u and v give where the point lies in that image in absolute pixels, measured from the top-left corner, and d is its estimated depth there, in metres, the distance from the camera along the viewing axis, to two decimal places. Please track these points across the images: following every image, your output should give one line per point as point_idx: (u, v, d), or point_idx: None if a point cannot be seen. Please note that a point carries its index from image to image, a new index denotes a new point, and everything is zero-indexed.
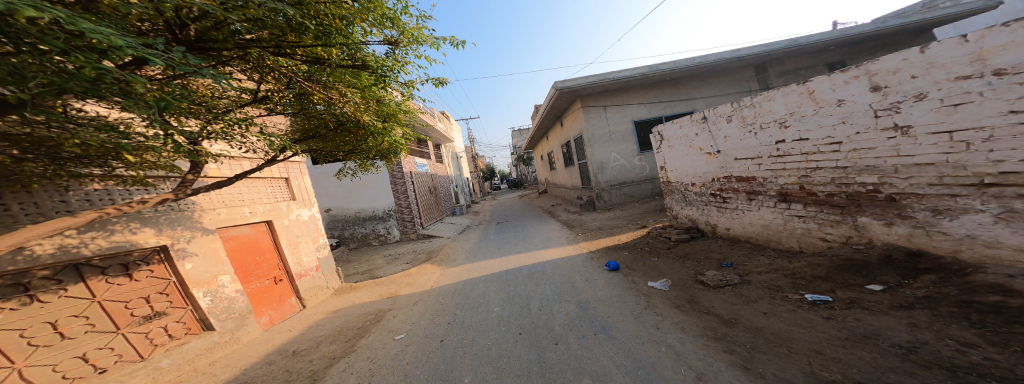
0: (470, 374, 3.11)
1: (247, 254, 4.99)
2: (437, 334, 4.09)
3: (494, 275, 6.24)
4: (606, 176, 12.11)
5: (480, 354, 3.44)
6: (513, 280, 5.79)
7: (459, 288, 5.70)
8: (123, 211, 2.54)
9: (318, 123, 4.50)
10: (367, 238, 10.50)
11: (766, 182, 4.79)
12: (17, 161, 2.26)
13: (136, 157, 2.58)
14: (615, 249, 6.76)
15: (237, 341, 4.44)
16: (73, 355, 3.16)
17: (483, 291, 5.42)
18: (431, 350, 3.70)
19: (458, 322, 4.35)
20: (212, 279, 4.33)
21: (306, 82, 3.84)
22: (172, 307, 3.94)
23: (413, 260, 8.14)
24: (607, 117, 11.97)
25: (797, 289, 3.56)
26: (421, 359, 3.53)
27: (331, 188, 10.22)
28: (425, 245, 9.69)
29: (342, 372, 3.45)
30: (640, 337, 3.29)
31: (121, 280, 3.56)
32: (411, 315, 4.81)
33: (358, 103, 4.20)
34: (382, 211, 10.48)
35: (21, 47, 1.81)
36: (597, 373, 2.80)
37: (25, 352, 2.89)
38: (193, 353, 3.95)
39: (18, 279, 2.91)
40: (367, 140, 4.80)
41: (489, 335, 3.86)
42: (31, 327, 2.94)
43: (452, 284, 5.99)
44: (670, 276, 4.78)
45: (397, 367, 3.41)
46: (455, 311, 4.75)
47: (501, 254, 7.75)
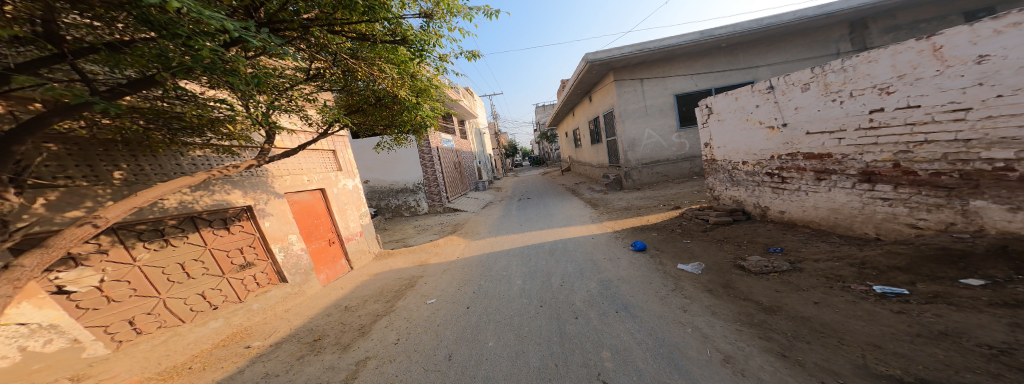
0: (494, 338, 3.54)
1: (308, 217, 5.71)
2: (463, 302, 4.58)
3: (517, 250, 6.66)
4: (637, 153, 11.87)
5: (503, 322, 3.86)
6: (537, 254, 6.24)
7: (483, 261, 6.17)
8: (223, 174, 3.15)
9: (359, 99, 5.08)
10: (400, 209, 11.27)
11: (844, 160, 4.36)
12: (145, 130, 2.98)
13: (228, 126, 3.36)
14: (643, 229, 6.86)
15: (303, 293, 5.20)
16: (195, 292, 4.00)
17: (506, 265, 5.84)
18: (460, 315, 4.18)
19: (483, 291, 4.83)
20: (283, 236, 5.10)
21: (352, 60, 4.32)
22: (259, 259, 4.76)
23: (441, 231, 8.79)
24: (644, 91, 11.54)
25: (863, 279, 3.37)
26: (450, 322, 4.03)
27: (368, 161, 10.93)
28: (452, 218, 10.34)
29: (385, 328, 4.05)
30: (664, 318, 3.46)
31: (222, 232, 4.35)
32: (441, 282, 5.36)
33: (395, 78, 4.65)
34: (413, 184, 11.12)
35: (162, 32, 2.38)
36: (617, 347, 3.07)
37: (166, 285, 3.75)
38: (274, 300, 4.77)
39: (156, 226, 3.69)
40: (401, 114, 5.28)
41: (512, 306, 4.27)
42: (168, 266, 3.78)
43: (478, 255, 6.49)
44: (705, 260, 4.85)
45: (430, 327, 3.95)
46: (480, 282, 5.20)
47: (524, 229, 8.12)
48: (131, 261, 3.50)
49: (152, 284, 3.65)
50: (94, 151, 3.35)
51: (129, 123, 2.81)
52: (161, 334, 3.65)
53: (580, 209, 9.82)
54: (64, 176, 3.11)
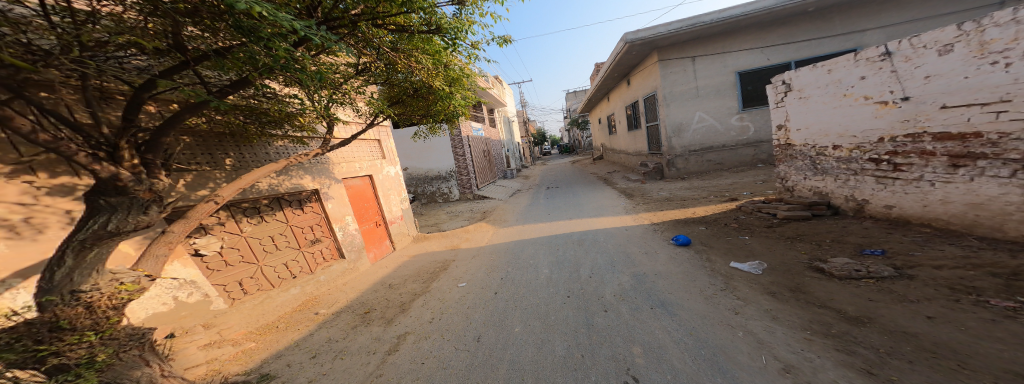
0: (520, 324, 3.61)
1: (359, 201, 6.27)
2: (492, 287, 4.73)
3: (544, 239, 6.65)
4: (684, 139, 11.05)
5: (529, 309, 3.92)
6: (562, 243, 6.19)
7: (511, 248, 6.29)
8: (298, 161, 3.61)
9: (399, 91, 5.36)
10: (434, 196, 11.78)
11: (1012, 140, 3.16)
12: (242, 122, 3.75)
13: (300, 120, 4.08)
14: (686, 223, 6.35)
15: (355, 269, 5.80)
16: (281, 262, 4.71)
17: (533, 253, 5.91)
18: (488, 300, 4.34)
19: (510, 278, 4.94)
20: (341, 217, 5.70)
21: (393, 53, 4.47)
22: (324, 236, 5.41)
23: (471, 217, 9.08)
24: (696, 70, 10.55)
25: (1007, 294, 2.60)
26: (479, 306, 4.20)
27: (406, 149, 11.52)
28: (481, 205, 10.59)
29: (421, 307, 4.35)
30: (708, 318, 3.14)
31: (298, 211, 5.02)
32: (471, 267, 5.58)
33: (430, 69, 4.77)
34: (445, 172, 11.56)
35: (250, 37, 2.80)
36: (650, 344, 2.89)
37: (262, 254, 4.48)
38: (335, 273, 5.41)
39: (253, 204, 4.40)
40: (436, 105, 5.51)
41: (539, 294, 4.31)
42: (262, 238, 4.51)
43: (506, 242, 6.63)
44: (766, 259, 4.21)
45: (460, 309, 4.16)
46: (508, 268, 5.34)
47: (553, 218, 8.06)
48: (239, 232, 4.24)
49: (252, 252, 4.38)
50: (214, 143, 4.03)
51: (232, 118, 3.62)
52: (259, 295, 4.37)
53: (611, 199, 9.46)
54: (195, 163, 3.78)
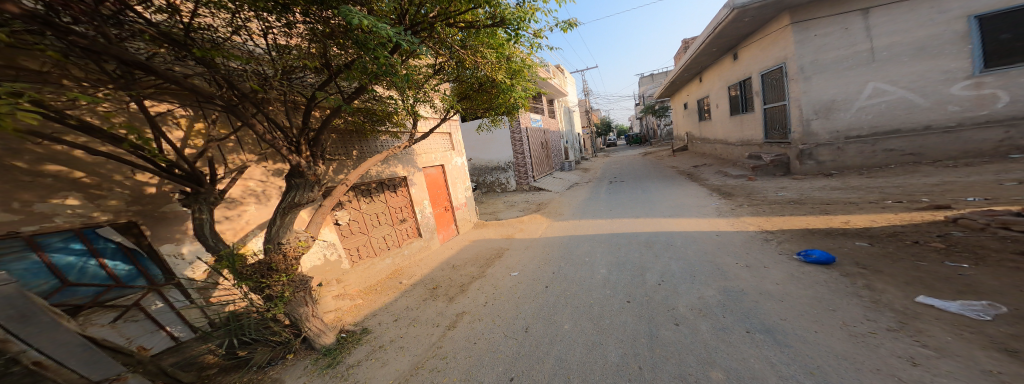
0: (570, 322, 3.40)
1: (433, 188, 7.12)
2: (542, 280, 4.67)
3: (603, 237, 6.20)
4: (836, 122, 8.08)
5: (581, 308, 3.68)
6: (615, 245, 5.72)
7: (565, 243, 6.14)
8: (403, 147, 4.01)
9: (466, 87, 5.47)
10: (493, 186, 12.39)
11: None
12: (353, 122, 4.36)
13: (395, 117, 4.54)
14: (813, 235, 4.65)
15: (426, 248, 6.62)
16: (383, 234, 5.64)
17: (587, 250, 5.63)
18: (537, 293, 4.27)
19: (561, 273, 4.78)
20: (419, 201, 6.58)
21: (462, 51, 4.30)
22: (408, 217, 6.30)
23: (526, 208, 9.23)
24: (871, 26, 7.51)
25: None
26: (528, 297, 4.17)
27: (471, 141, 12.27)
28: (536, 196, 10.67)
29: (476, 290, 4.57)
30: (852, 360, 2.17)
31: (393, 192, 6.01)
32: (522, 258, 5.75)
33: (493, 62, 4.52)
34: (504, 162, 11.98)
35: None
36: (743, 373, 2.24)
37: (370, 226, 5.46)
38: (413, 249, 6.26)
39: (364, 183, 5.39)
40: (498, 97, 5.50)
41: (591, 293, 4.04)
42: (372, 213, 5.49)
43: (560, 237, 6.50)
44: (1013, 302, 2.47)
45: (509, 297, 4.23)
46: (561, 264, 5.19)
47: (614, 215, 7.45)
48: (358, 207, 5.23)
49: (366, 224, 5.34)
50: (351, 138, 4.83)
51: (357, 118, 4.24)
52: (366, 261, 5.25)
53: (685, 199, 8.07)
54: (340, 154, 4.63)
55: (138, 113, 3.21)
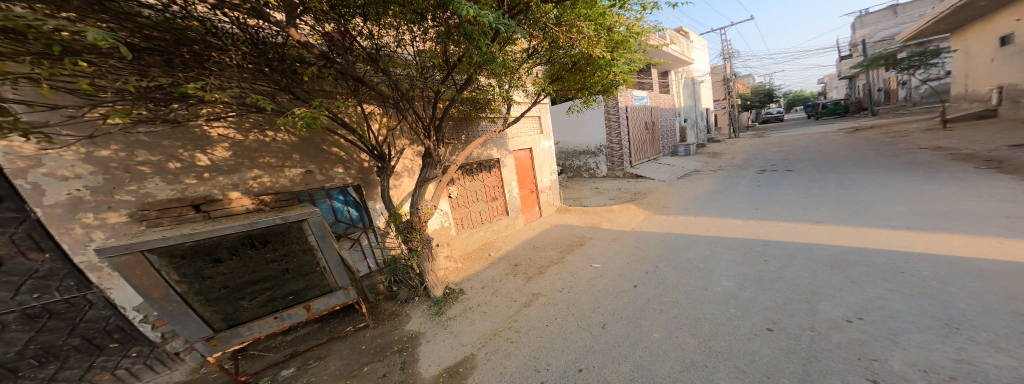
0: (662, 332, 2.30)
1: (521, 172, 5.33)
2: (632, 277, 3.27)
3: (732, 240, 3.95)
4: None
5: (681, 319, 2.41)
6: (758, 254, 3.40)
7: (668, 240, 4.25)
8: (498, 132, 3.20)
9: (558, 67, 4.06)
10: (579, 171, 10.31)
11: None
12: (463, 113, 3.70)
13: (494, 107, 3.66)
14: None
15: (511, 227, 5.10)
16: (471, 213, 4.45)
17: (701, 251, 3.73)
18: (625, 288, 3.05)
19: (658, 274, 3.27)
20: (506, 181, 4.96)
21: (555, 29, 3.20)
22: (495, 196, 4.85)
23: (618, 197, 7.19)
24: None
25: None
26: (611, 293, 3.00)
27: (557, 124, 10.38)
28: (633, 185, 8.35)
29: (554, 276, 3.44)
30: None
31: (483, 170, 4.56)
32: (610, 249, 4.17)
33: (592, 37, 3.33)
34: (594, 146, 9.78)
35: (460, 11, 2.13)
36: None
37: (456, 207, 4.23)
38: (496, 229, 4.83)
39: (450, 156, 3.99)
40: (595, 76, 4.04)
41: (701, 299, 2.68)
42: (460, 191, 4.26)
43: (663, 234, 4.55)
44: None
45: (590, 291, 3.08)
46: (659, 263, 3.55)
47: (753, 212, 5.02)
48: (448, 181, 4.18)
49: (455, 205, 4.19)
50: (463, 128, 4.11)
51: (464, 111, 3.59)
52: (458, 236, 4.22)
53: (935, 198, 4.23)
54: (452, 140, 3.92)
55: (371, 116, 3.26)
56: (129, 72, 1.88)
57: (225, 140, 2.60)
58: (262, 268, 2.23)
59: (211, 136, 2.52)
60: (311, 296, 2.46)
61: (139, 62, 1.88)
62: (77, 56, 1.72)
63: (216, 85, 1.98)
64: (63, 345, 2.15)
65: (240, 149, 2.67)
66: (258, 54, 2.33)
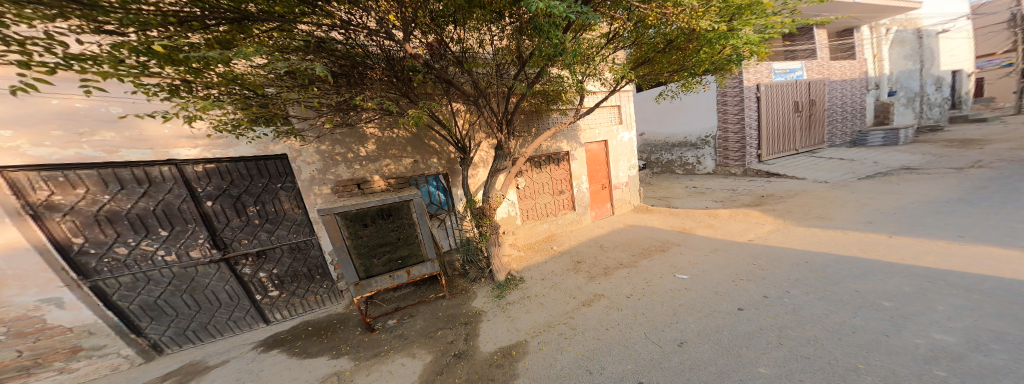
0: (763, 368, 1.85)
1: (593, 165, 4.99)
2: (725, 294, 2.72)
3: (897, 264, 2.79)
4: None
5: (791, 359, 1.89)
6: (973, 299, 2.19)
7: (787, 255, 3.31)
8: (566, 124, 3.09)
9: (647, 47, 3.58)
10: (672, 165, 8.97)
11: None
12: (534, 106, 3.71)
13: (564, 99, 3.56)
14: None
15: (577, 222, 4.90)
16: (536, 205, 4.46)
17: (839, 275, 2.76)
18: (716, 306, 2.56)
19: (765, 295, 2.61)
20: (575, 175, 4.75)
21: (643, 5, 2.79)
22: (563, 190, 4.72)
23: (725, 199, 5.88)
24: None
25: None
26: (694, 309, 2.57)
27: (647, 112, 9.13)
28: (749, 185, 6.74)
29: (622, 279, 3.18)
30: None
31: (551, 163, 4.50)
32: (706, 260, 3.45)
33: (695, 7, 2.76)
34: (697, 137, 8.25)
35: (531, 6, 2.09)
36: None
37: (522, 199, 4.30)
38: (561, 223, 4.71)
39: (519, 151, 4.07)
40: (697, 53, 3.37)
41: (830, 338, 2.02)
42: (525, 183, 4.30)
43: (786, 248, 3.50)
44: None
45: (664, 302, 2.71)
46: (767, 282, 2.82)
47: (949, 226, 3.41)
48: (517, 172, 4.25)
49: (521, 196, 4.29)
50: (534, 120, 4.10)
51: (535, 102, 3.60)
52: (521, 227, 4.30)
53: None
54: (522, 133, 3.99)
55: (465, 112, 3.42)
56: (332, 92, 2.49)
57: (386, 135, 3.15)
58: (386, 235, 2.34)
59: (376, 134, 3.11)
60: (411, 262, 2.45)
61: (336, 84, 2.48)
62: (312, 83, 2.40)
63: (373, 97, 2.49)
64: (302, 271, 3.05)
65: (392, 141, 3.17)
66: (394, 69, 2.67)
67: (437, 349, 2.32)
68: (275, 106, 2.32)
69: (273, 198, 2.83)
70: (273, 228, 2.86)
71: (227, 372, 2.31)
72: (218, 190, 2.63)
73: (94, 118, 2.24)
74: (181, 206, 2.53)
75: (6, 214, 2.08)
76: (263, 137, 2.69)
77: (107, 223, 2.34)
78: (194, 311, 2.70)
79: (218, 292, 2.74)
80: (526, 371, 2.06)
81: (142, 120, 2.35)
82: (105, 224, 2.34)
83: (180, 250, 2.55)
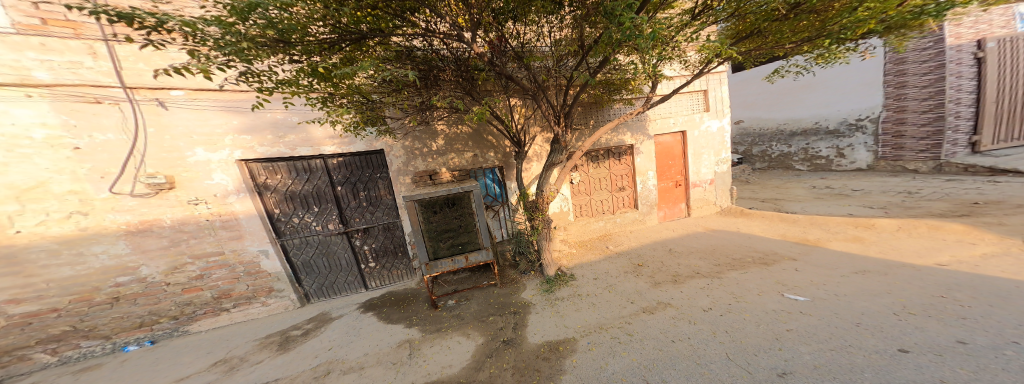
0: None
1: (666, 159, 4.34)
2: (854, 323, 2.08)
3: None
4: None
5: None
6: None
7: (980, 289, 2.28)
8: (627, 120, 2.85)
9: (754, 19, 2.73)
10: (789, 159, 7.12)
11: None
12: (597, 96, 3.51)
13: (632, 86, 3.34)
14: None
15: (641, 222, 4.38)
16: (592, 201, 4.12)
17: None
18: (841, 339, 1.96)
19: (927, 336, 1.89)
20: (643, 170, 4.23)
21: None
22: (626, 186, 4.27)
23: (875, 203, 4.37)
24: None
25: None
26: (806, 336, 2.02)
27: (751, 94, 7.56)
28: (923, 185, 4.81)
29: (699, 290, 2.72)
30: None
31: (613, 158, 4.11)
32: (838, 282, 2.60)
33: None
34: (835, 124, 6.27)
35: None
36: None
37: (576, 195, 4.03)
38: (620, 222, 4.28)
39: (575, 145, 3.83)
40: (834, 23, 2.42)
41: None
42: (580, 179, 4.02)
43: (977, 277, 2.43)
44: None
45: (760, 322, 2.22)
46: (929, 318, 2.04)
47: None
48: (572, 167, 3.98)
49: (576, 191, 4.03)
50: (591, 112, 3.84)
51: (596, 93, 3.44)
52: (572, 224, 4.03)
53: None
54: (580, 125, 3.81)
55: (517, 106, 3.43)
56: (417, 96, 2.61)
57: (457, 131, 3.25)
58: (451, 222, 2.56)
59: (454, 132, 3.24)
60: (470, 248, 2.64)
61: (418, 88, 2.60)
62: (402, 88, 2.56)
63: (447, 97, 2.59)
64: (390, 248, 3.32)
65: (461, 133, 3.27)
66: (466, 69, 2.67)
67: (488, 333, 2.49)
68: (372, 110, 2.53)
69: (377, 185, 3.14)
70: (379, 212, 3.20)
71: (340, 325, 2.78)
72: (345, 179, 3.06)
73: (284, 126, 2.77)
74: (328, 188, 3.02)
75: (246, 189, 2.76)
76: (366, 137, 2.95)
77: (289, 199, 2.93)
78: (331, 272, 3.21)
79: (348, 259, 3.20)
80: (573, 368, 2.03)
81: (309, 125, 2.83)
82: (288, 199, 2.93)
83: (321, 224, 3.06)
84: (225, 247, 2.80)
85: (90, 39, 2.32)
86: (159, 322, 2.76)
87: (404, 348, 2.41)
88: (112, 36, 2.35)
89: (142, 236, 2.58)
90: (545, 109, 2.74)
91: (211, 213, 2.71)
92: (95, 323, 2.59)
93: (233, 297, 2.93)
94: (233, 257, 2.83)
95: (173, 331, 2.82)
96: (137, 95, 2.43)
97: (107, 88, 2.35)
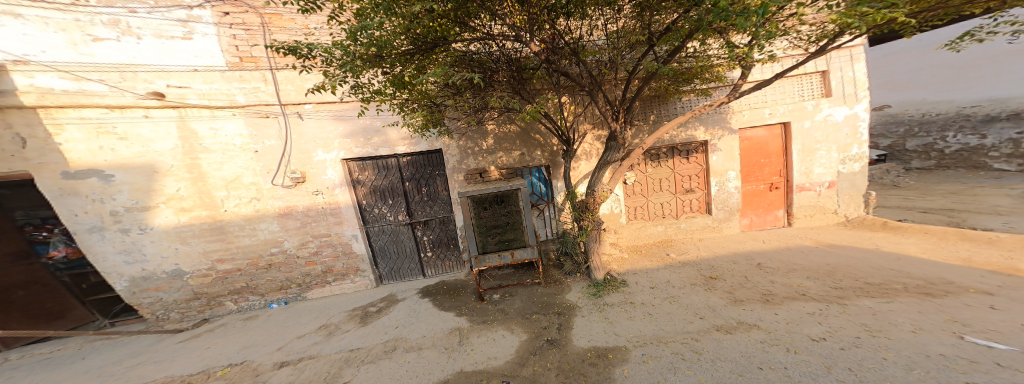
0: None
1: (756, 157, 3.82)
2: None
3: None
4: None
5: None
6: None
7: None
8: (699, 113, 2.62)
9: None
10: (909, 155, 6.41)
11: None
12: (665, 85, 3.19)
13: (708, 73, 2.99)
14: None
15: (718, 231, 3.93)
16: (655, 203, 3.88)
17: None
18: None
19: None
20: (723, 171, 3.78)
21: None
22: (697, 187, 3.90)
23: None
24: None
25: None
26: None
27: None
28: None
29: (807, 315, 2.18)
30: None
31: (682, 158, 3.81)
32: None
33: None
34: None
35: None
36: None
37: (636, 196, 3.84)
38: (691, 227, 3.91)
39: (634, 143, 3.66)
40: None
41: None
42: (641, 179, 3.82)
43: None
44: None
45: (910, 362, 1.66)
46: None
47: None
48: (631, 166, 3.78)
49: (636, 192, 3.84)
50: (652, 104, 3.61)
51: (662, 85, 3.16)
52: (630, 225, 3.85)
53: None
54: (641, 120, 3.60)
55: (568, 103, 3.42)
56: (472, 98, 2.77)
57: (507, 128, 3.44)
58: (498, 219, 2.73)
59: (499, 130, 3.43)
60: (515, 246, 2.76)
61: (475, 90, 2.76)
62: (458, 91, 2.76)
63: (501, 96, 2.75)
64: (445, 240, 3.71)
65: (510, 131, 3.45)
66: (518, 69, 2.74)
67: (533, 331, 2.44)
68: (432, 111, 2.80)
69: (436, 181, 3.53)
70: (440, 207, 3.60)
71: (404, 307, 3.12)
72: (414, 176, 3.51)
73: (370, 131, 3.33)
74: (401, 184, 3.51)
75: (345, 184, 3.41)
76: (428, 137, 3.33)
77: (372, 192, 3.51)
78: (398, 257, 3.68)
79: (413, 246, 3.65)
80: (624, 379, 1.83)
81: (389, 128, 3.33)
82: (372, 193, 3.52)
83: (393, 215, 3.56)
84: (332, 231, 3.49)
85: (263, 70, 3.14)
86: (290, 287, 3.58)
87: (455, 335, 2.53)
88: (277, 65, 3.14)
89: (287, 217, 3.40)
90: (600, 106, 2.64)
91: (326, 201, 3.42)
92: (258, 282, 3.51)
93: (335, 273, 3.61)
94: (337, 238, 3.50)
95: (298, 296, 3.62)
96: (288, 110, 3.22)
97: (270, 106, 3.17)
